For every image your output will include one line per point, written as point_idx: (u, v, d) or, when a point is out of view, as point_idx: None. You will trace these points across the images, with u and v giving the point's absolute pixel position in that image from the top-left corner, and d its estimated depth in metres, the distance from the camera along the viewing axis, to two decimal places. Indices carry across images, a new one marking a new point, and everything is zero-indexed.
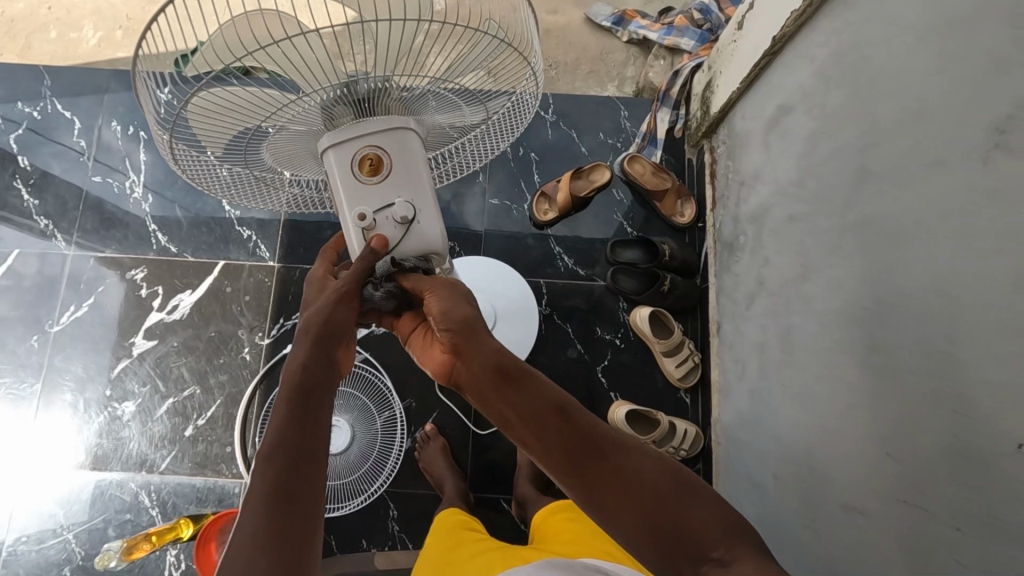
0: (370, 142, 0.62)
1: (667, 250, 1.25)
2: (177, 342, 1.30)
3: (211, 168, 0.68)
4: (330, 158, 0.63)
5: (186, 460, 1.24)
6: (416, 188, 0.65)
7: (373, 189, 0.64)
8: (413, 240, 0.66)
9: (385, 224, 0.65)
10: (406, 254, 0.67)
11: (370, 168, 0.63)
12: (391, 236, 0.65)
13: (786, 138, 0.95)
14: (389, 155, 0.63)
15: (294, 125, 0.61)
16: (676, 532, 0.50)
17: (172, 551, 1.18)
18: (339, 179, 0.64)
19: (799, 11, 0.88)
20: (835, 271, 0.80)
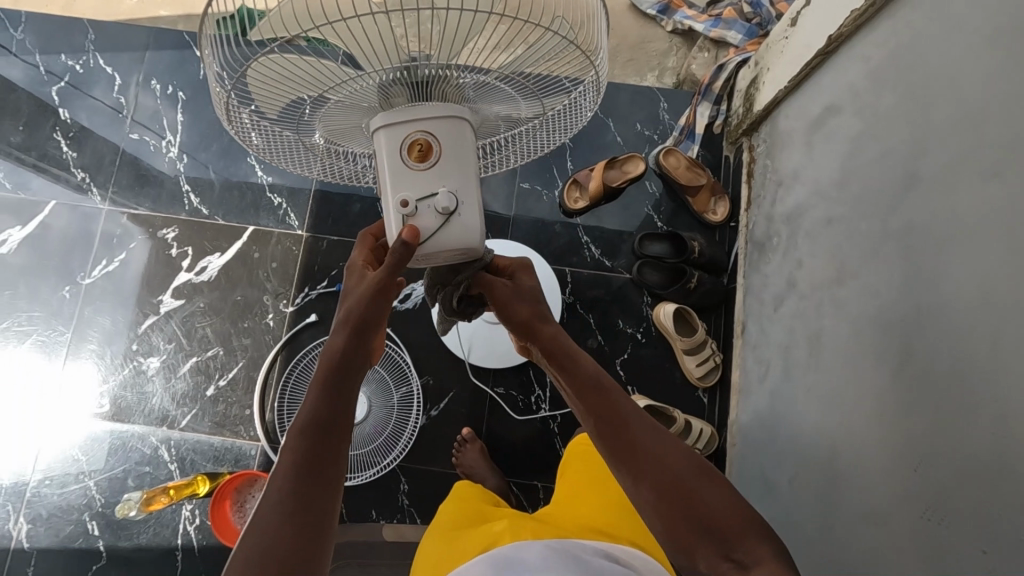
0: (423, 127, 0.60)
1: (696, 247, 1.24)
2: (203, 303, 1.32)
3: (262, 130, 0.67)
4: (381, 138, 0.61)
5: (205, 419, 1.27)
6: (463, 179, 0.62)
7: (419, 175, 0.61)
8: (452, 234, 0.62)
9: (425, 213, 0.62)
10: (443, 248, 0.63)
11: (419, 154, 0.61)
12: (428, 228, 0.62)
13: (830, 139, 0.92)
14: (439, 142, 0.61)
15: (348, 100, 0.60)
16: (702, 527, 0.57)
17: (188, 506, 1.22)
18: (387, 161, 0.61)
19: (859, 9, 0.85)
20: (869, 280, 0.78)
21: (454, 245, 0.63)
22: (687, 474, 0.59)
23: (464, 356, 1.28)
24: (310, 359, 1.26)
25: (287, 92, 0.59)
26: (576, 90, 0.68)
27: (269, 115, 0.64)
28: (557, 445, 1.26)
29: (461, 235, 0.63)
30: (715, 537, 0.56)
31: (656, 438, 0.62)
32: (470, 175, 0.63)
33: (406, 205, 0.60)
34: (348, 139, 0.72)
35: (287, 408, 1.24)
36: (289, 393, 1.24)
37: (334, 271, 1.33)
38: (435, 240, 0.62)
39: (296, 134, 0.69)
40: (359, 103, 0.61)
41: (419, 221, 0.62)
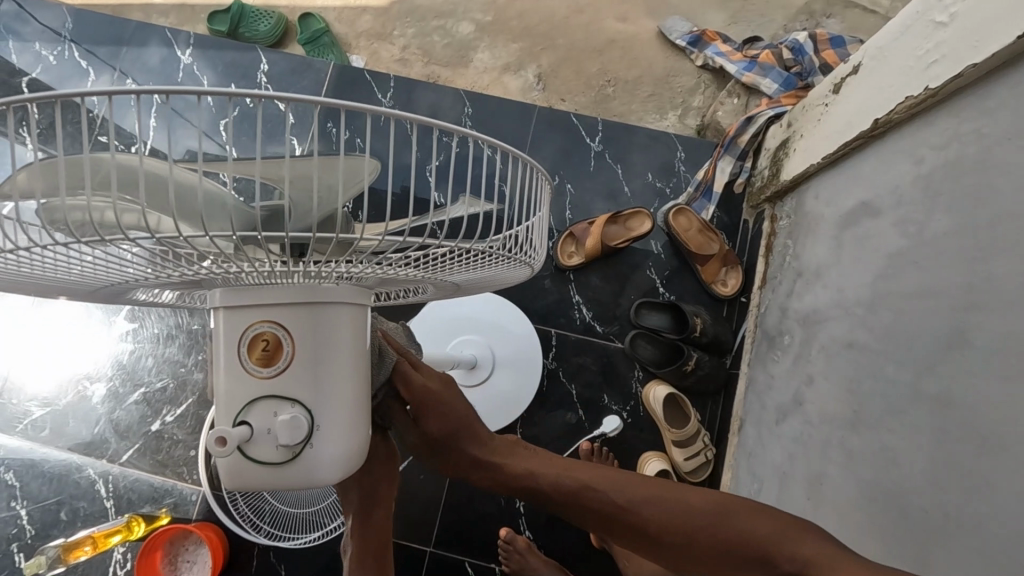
0: (273, 321, 0.40)
1: (698, 325, 1.10)
2: (158, 328, 1.22)
3: (22, 280, 0.44)
4: (218, 317, 0.41)
5: (147, 456, 1.18)
6: (328, 394, 0.41)
7: (260, 386, 0.40)
8: (300, 472, 0.41)
9: (259, 440, 0.40)
10: (284, 485, 0.41)
11: (263, 356, 0.40)
12: (263, 459, 0.40)
13: (863, 245, 0.78)
14: (296, 338, 0.40)
15: (167, 273, 0.40)
16: (739, 548, 0.57)
17: (118, 549, 1.14)
18: (221, 360, 0.41)
19: (917, 98, 0.69)
20: (892, 443, 0.65)
21: (300, 484, 0.41)
22: (694, 506, 0.59)
23: None
24: None
25: (71, 264, 0.38)
26: (508, 272, 0.54)
27: (36, 273, 0.41)
28: (521, 527, 1.14)
29: (315, 474, 0.41)
30: (750, 554, 0.56)
31: (654, 507, 0.59)
32: (344, 378, 0.42)
33: (223, 441, 0.38)
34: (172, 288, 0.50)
35: None
36: None
37: None
38: (277, 481, 0.41)
39: (85, 284, 0.47)
40: (185, 278, 0.41)
41: (252, 452, 0.40)
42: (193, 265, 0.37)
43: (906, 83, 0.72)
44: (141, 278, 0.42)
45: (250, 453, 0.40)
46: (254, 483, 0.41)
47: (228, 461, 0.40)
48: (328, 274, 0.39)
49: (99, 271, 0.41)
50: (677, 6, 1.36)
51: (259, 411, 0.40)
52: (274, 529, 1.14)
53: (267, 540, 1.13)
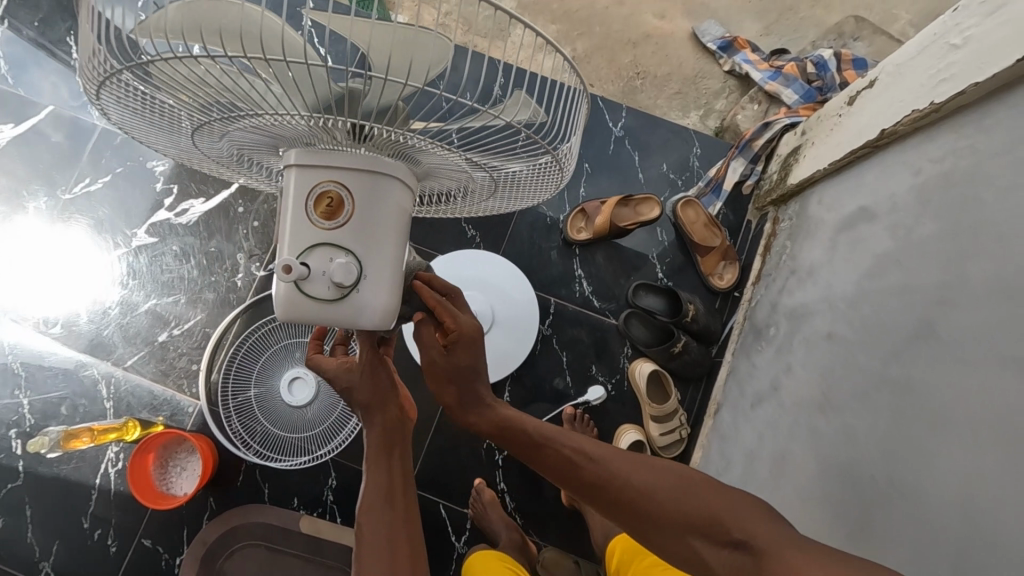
0: (337, 177, 0.45)
1: (692, 311, 1.16)
2: (176, 246, 1.27)
3: (146, 122, 0.53)
4: (288, 173, 0.46)
5: (151, 365, 1.23)
6: (377, 252, 0.46)
7: (320, 235, 0.45)
8: (346, 311, 0.46)
9: (316, 281, 0.46)
10: (327, 318, 0.47)
11: (326, 210, 0.46)
12: (316, 293, 0.45)
13: (856, 247, 0.84)
14: (355, 198, 0.45)
15: (254, 123, 0.45)
16: (701, 519, 0.59)
17: (113, 448, 1.19)
18: (288, 211, 0.46)
19: (922, 112, 0.75)
20: (853, 423, 0.71)
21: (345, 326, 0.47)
22: (673, 482, 0.63)
23: None
24: (268, 333, 1.23)
25: (182, 102, 0.45)
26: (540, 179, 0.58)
27: (158, 114, 0.49)
28: (498, 478, 1.19)
29: (361, 317, 0.47)
30: (703, 526, 0.59)
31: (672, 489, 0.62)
32: (389, 242, 0.47)
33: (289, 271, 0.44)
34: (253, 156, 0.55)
35: (236, 372, 1.21)
36: (240, 359, 1.22)
37: None
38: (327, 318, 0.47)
39: (188, 138, 0.55)
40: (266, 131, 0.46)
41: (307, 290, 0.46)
42: (281, 111, 0.42)
43: (915, 98, 0.78)
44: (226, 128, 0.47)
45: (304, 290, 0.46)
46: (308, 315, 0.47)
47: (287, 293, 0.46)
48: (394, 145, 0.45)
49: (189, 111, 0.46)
50: (711, 13, 1.42)
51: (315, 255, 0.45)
52: (263, 448, 1.19)
53: (256, 458, 1.18)
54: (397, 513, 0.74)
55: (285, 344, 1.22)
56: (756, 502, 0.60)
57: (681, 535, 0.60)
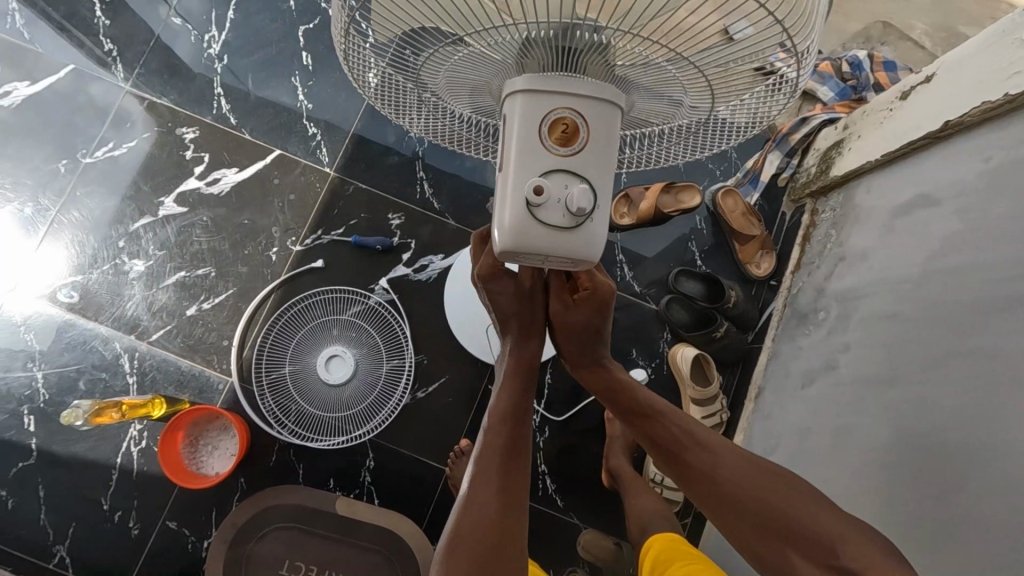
0: (571, 103, 0.49)
1: (732, 297, 1.19)
2: (206, 217, 1.22)
3: (380, 73, 0.58)
4: (517, 102, 0.50)
5: (178, 340, 1.17)
6: (603, 181, 0.52)
7: (557, 161, 0.50)
8: (577, 237, 0.51)
9: (553, 208, 0.50)
10: (557, 248, 0.51)
11: (561, 137, 0.50)
12: (555, 219, 0.50)
13: (916, 230, 0.87)
14: (589, 125, 0.50)
15: (483, 53, 0.49)
16: (794, 530, 0.63)
17: (135, 425, 1.13)
18: (519, 137, 0.51)
19: (991, 104, 0.79)
20: (929, 394, 0.74)
21: (569, 253, 0.51)
22: (782, 490, 0.66)
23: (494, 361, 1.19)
24: (304, 309, 1.19)
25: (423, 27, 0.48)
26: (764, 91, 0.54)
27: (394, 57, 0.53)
28: (538, 460, 1.19)
29: (585, 242, 0.51)
30: (799, 537, 0.63)
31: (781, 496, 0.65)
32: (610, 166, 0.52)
33: (538, 193, 0.49)
34: (463, 91, 0.59)
35: (269, 349, 1.17)
36: (274, 336, 1.18)
37: (353, 220, 1.23)
38: (554, 244, 0.51)
39: (412, 87, 0.60)
40: (493, 59, 0.50)
41: (542, 214, 0.50)
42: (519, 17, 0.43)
43: (983, 90, 0.81)
44: (455, 61, 0.51)
45: (537, 214, 0.50)
46: (536, 241, 0.51)
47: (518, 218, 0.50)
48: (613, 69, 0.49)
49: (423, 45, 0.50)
50: None
51: (554, 179, 0.50)
52: (298, 428, 1.16)
53: (290, 438, 1.15)
54: (518, 436, 0.78)
55: (320, 321, 1.18)
56: (858, 521, 0.62)
57: (771, 540, 0.65)
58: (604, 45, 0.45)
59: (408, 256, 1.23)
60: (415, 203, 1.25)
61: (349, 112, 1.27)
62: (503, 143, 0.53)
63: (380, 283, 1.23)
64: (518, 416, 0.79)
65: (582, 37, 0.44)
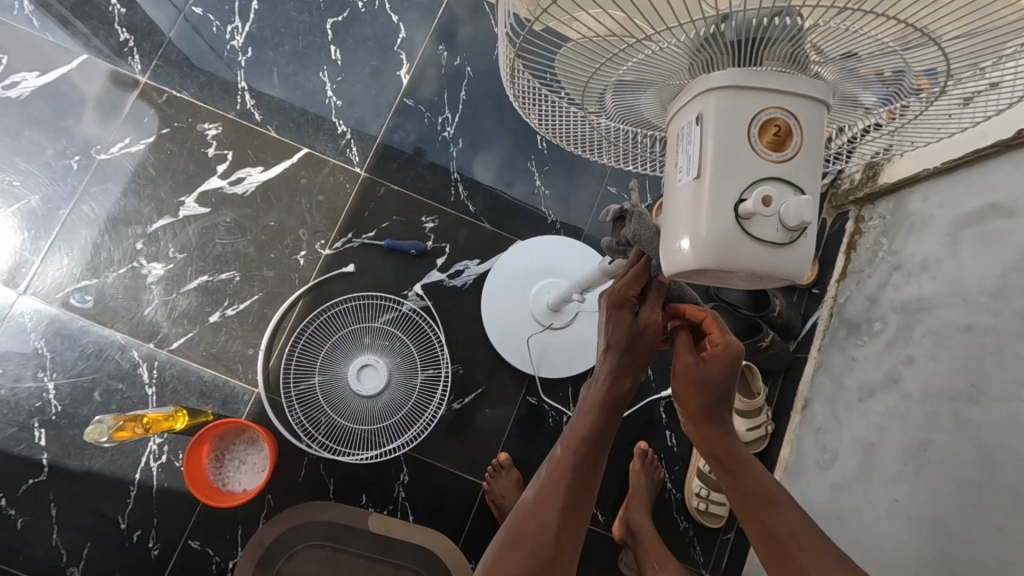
0: (783, 102, 0.44)
1: (777, 306, 1.16)
2: (230, 218, 1.15)
3: (552, 90, 0.57)
4: (712, 101, 0.44)
5: (201, 347, 1.11)
6: (814, 190, 0.46)
7: (771, 168, 0.44)
8: (792, 254, 0.44)
9: (769, 222, 0.43)
10: (773, 269, 0.44)
11: (773, 140, 0.44)
12: (775, 235, 0.43)
13: (988, 240, 0.85)
14: (802, 128, 0.45)
15: (666, 54, 0.45)
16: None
17: (155, 439, 1.07)
18: (718, 139, 0.44)
19: None
20: (1019, 410, 0.70)
21: (788, 276, 0.45)
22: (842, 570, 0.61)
23: (532, 370, 1.14)
24: (333, 315, 1.13)
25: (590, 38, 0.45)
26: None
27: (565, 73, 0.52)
28: None
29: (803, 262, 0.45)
30: None
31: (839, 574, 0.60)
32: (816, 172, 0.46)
33: (763, 204, 0.42)
34: (625, 101, 0.55)
35: (298, 358, 1.12)
36: (302, 344, 1.13)
37: (385, 223, 1.18)
38: (769, 264, 0.44)
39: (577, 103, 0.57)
40: (677, 59, 0.45)
41: (756, 229, 0.43)
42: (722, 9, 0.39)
43: None
44: (628, 65, 0.47)
45: (751, 229, 0.43)
46: (750, 259, 0.43)
47: (728, 235, 0.43)
48: (796, 54, 0.43)
49: (592, 47, 0.47)
50: None
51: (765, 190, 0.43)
52: (328, 441, 1.10)
53: (321, 452, 1.09)
54: (585, 476, 0.66)
55: (351, 329, 1.13)
56: None
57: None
58: (801, 32, 0.41)
59: (443, 261, 1.18)
60: (450, 206, 1.20)
61: (380, 110, 1.21)
62: (689, 148, 0.46)
63: (413, 289, 1.17)
64: (594, 452, 0.67)
65: (781, 24, 0.40)
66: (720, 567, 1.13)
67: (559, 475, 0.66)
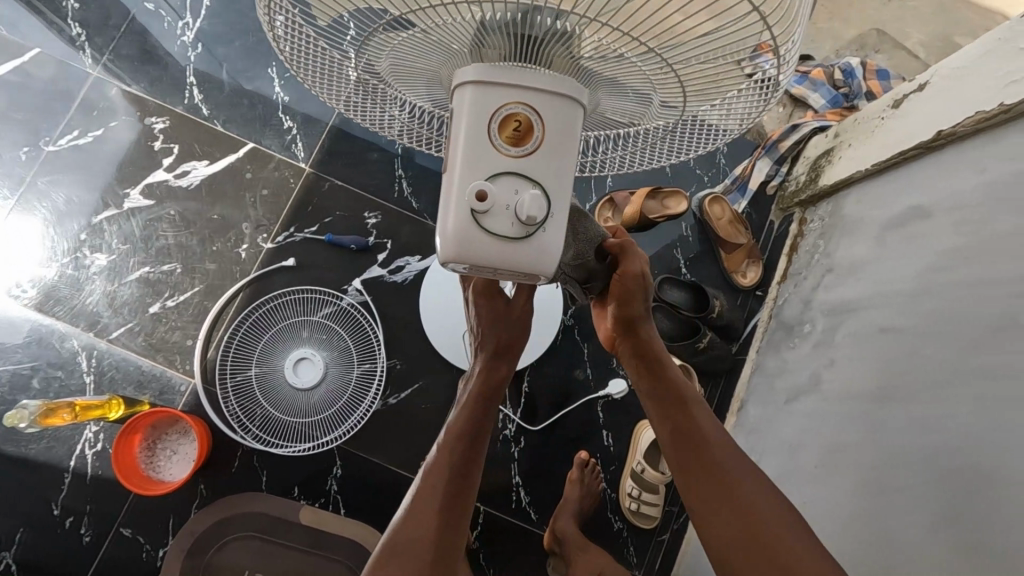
0: (526, 100, 0.46)
1: (717, 307, 1.15)
2: (174, 211, 1.16)
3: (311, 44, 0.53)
4: (466, 94, 0.47)
5: (140, 338, 1.13)
6: (558, 188, 0.49)
7: (507, 163, 0.47)
8: (526, 246, 0.48)
9: (498, 215, 0.47)
10: (510, 263, 0.48)
11: (512, 136, 0.48)
12: (504, 229, 0.47)
13: (907, 242, 0.84)
14: (545, 125, 0.47)
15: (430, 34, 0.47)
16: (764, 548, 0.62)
17: (92, 427, 1.08)
18: (466, 134, 0.48)
19: (988, 113, 0.75)
20: (920, 414, 0.70)
21: (526, 268, 0.48)
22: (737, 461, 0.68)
23: (468, 367, 1.14)
24: (272, 308, 1.14)
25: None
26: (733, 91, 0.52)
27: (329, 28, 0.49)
28: (513, 472, 1.15)
29: (542, 256, 0.48)
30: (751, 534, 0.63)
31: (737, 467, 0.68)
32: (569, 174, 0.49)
33: (481, 198, 0.46)
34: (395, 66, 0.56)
35: (235, 351, 1.13)
36: (241, 336, 1.14)
37: (328, 218, 1.19)
38: (506, 256, 0.47)
39: (342, 60, 0.55)
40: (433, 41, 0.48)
41: (490, 223, 0.47)
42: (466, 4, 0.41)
43: (982, 97, 0.78)
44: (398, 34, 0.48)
45: (486, 224, 0.47)
46: (485, 252, 0.47)
47: (464, 227, 0.47)
48: (561, 59, 0.46)
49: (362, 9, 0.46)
50: None
51: (501, 185, 0.47)
52: (262, 433, 1.11)
53: (255, 443, 1.10)
54: (467, 472, 0.71)
55: (289, 323, 1.14)
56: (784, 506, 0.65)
57: (739, 560, 0.63)
58: (564, 33, 0.43)
59: (385, 256, 1.19)
60: (393, 201, 1.21)
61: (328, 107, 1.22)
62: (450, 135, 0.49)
63: (353, 285, 1.18)
64: (473, 446, 0.73)
65: (541, 22, 0.42)
66: (653, 566, 1.13)
67: (439, 470, 0.71)
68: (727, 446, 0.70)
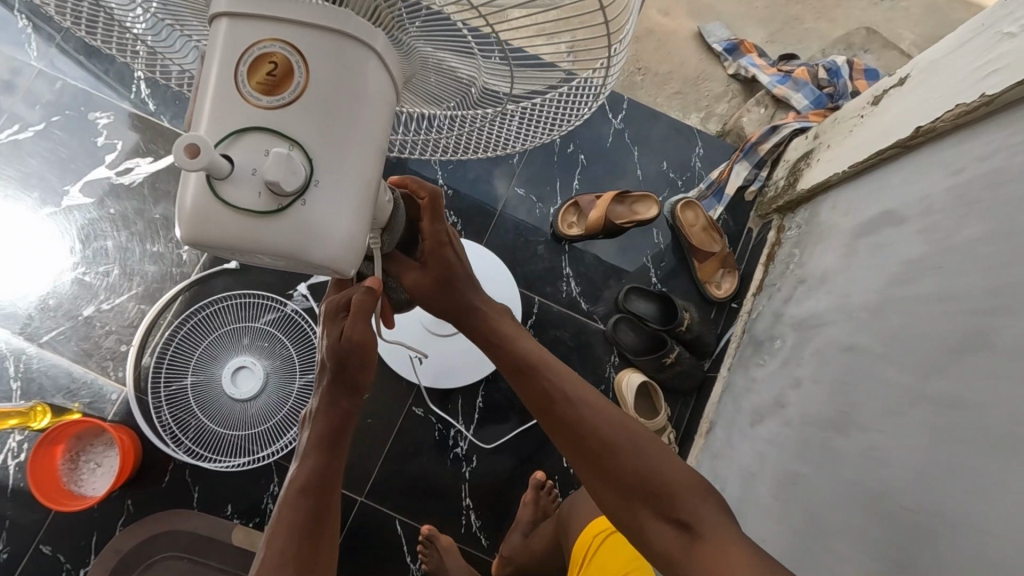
0: (281, 39, 0.37)
1: (686, 320, 1.07)
2: (114, 210, 1.11)
3: None
4: (219, 29, 0.38)
5: (72, 342, 1.07)
6: (335, 158, 0.38)
7: (257, 117, 0.37)
8: (282, 222, 0.37)
9: (242, 181, 0.37)
10: (265, 245, 0.38)
11: (266, 82, 0.37)
12: (245, 200, 0.37)
13: (877, 251, 0.76)
14: (307, 71, 0.37)
15: None
16: (645, 492, 0.56)
17: (16, 437, 1.02)
18: (214, 80, 0.38)
19: (966, 106, 0.67)
20: (879, 444, 0.62)
21: (291, 252, 0.38)
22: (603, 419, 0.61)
23: (419, 382, 1.07)
24: (212, 313, 1.08)
25: None
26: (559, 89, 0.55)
27: None
28: (463, 493, 1.07)
29: (307, 238, 0.38)
30: (650, 497, 0.56)
31: (609, 427, 0.60)
32: (359, 140, 0.39)
33: (192, 155, 0.35)
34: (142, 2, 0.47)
35: (171, 357, 1.06)
36: (177, 342, 1.07)
37: None
38: (253, 235, 0.37)
39: None
40: None
41: (227, 193, 0.37)
42: None
43: (960, 90, 0.70)
44: None
45: (224, 194, 0.37)
46: (225, 231, 0.37)
47: (201, 201, 0.37)
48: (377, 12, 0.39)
49: None
50: (719, 14, 1.42)
51: (241, 146, 0.37)
52: (196, 447, 1.04)
53: (187, 457, 1.03)
54: (315, 518, 0.61)
55: (228, 329, 1.07)
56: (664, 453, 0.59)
57: (627, 506, 0.57)
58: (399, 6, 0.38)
59: None
60: None
61: None
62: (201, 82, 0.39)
63: (298, 290, 1.13)
64: (324, 496, 0.63)
65: None
66: None
67: (286, 526, 0.60)
68: (582, 395, 0.63)
